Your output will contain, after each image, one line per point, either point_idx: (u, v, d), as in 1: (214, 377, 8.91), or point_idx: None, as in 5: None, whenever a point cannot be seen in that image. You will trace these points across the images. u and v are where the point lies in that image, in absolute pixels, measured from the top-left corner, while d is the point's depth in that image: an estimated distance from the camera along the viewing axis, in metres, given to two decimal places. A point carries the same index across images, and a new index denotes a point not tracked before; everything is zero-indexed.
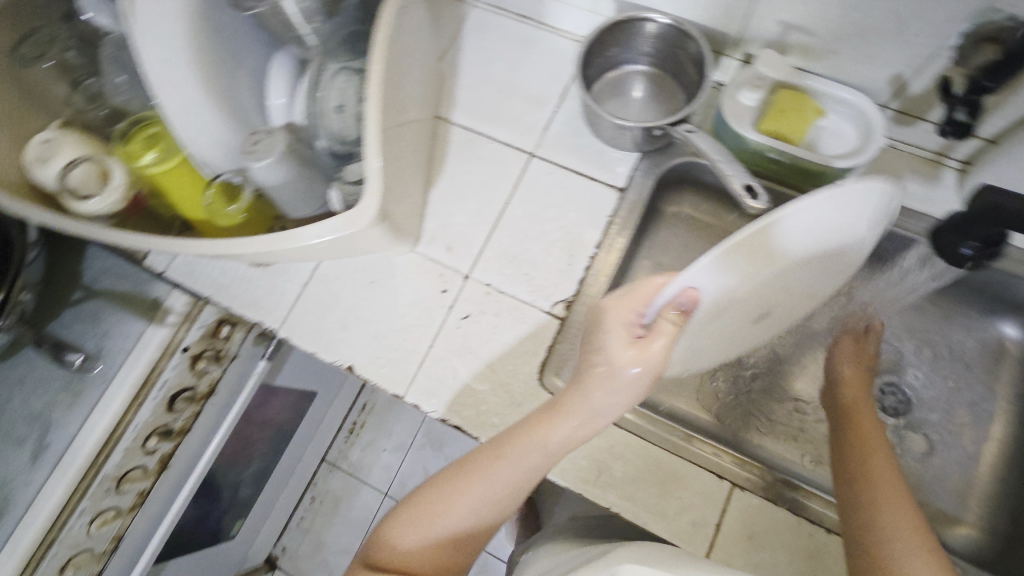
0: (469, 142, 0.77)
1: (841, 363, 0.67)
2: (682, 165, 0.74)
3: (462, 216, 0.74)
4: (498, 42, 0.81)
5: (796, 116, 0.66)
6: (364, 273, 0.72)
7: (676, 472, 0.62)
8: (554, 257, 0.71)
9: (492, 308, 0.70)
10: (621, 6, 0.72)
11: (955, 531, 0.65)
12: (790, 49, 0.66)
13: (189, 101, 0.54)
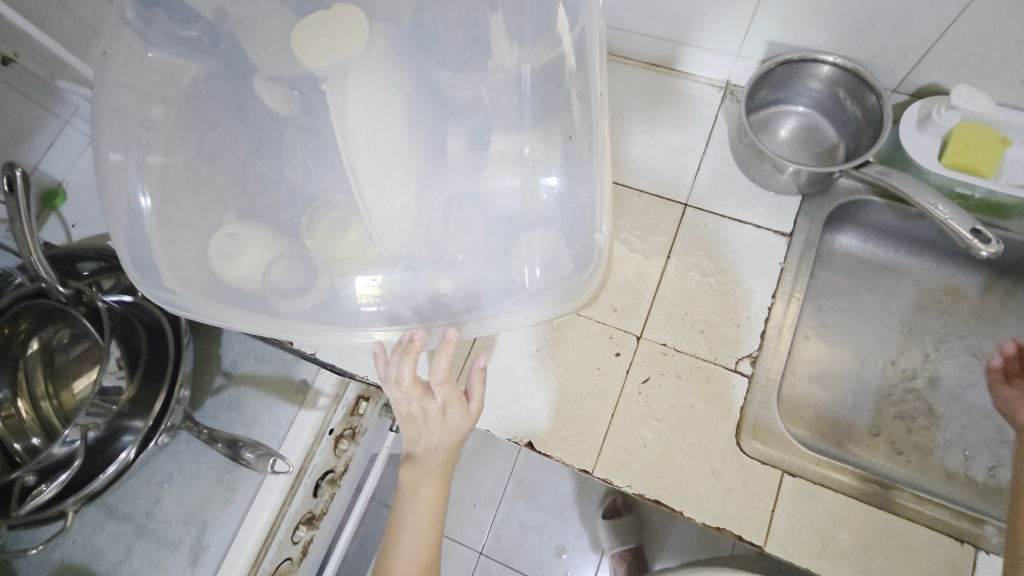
0: (618, 196, 0.75)
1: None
2: (847, 205, 0.72)
3: (623, 273, 0.71)
4: (630, 92, 0.80)
5: (982, 149, 0.64)
6: (530, 342, 0.69)
7: (910, 538, 0.58)
8: (728, 308, 0.68)
9: (671, 369, 0.66)
10: (774, 47, 0.71)
11: None
12: (967, 83, 0.64)
13: (384, 168, 0.54)
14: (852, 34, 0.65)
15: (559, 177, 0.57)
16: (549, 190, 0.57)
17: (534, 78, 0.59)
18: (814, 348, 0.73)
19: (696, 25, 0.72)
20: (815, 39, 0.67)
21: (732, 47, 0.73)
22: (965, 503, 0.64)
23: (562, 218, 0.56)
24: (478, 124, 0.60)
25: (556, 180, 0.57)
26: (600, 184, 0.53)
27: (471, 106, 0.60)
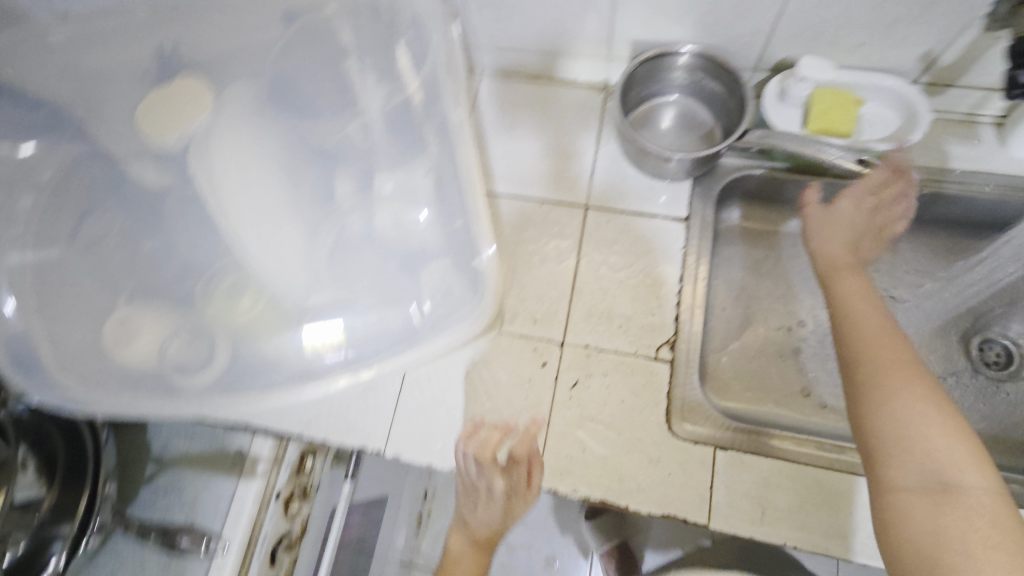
0: (521, 209, 0.76)
1: (824, 229, 0.62)
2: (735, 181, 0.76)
3: (538, 283, 0.72)
4: (516, 106, 0.82)
5: (840, 111, 0.68)
6: (457, 368, 0.69)
7: (839, 487, 0.61)
8: (641, 300, 0.71)
9: (597, 368, 0.68)
10: (639, 45, 0.74)
11: None
12: (814, 52, 0.69)
13: (264, 224, 0.52)
14: (704, 22, 0.68)
15: (437, 206, 0.55)
16: (427, 222, 0.55)
17: (398, 110, 0.59)
18: (731, 322, 0.76)
19: (564, 35, 0.75)
20: (673, 31, 0.71)
21: (602, 49, 0.76)
22: None
23: (446, 248, 0.53)
24: (351, 164, 0.58)
25: (431, 211, 0.55)
26: (475, 207, 0.52)
27: (342, 148, 0.59)
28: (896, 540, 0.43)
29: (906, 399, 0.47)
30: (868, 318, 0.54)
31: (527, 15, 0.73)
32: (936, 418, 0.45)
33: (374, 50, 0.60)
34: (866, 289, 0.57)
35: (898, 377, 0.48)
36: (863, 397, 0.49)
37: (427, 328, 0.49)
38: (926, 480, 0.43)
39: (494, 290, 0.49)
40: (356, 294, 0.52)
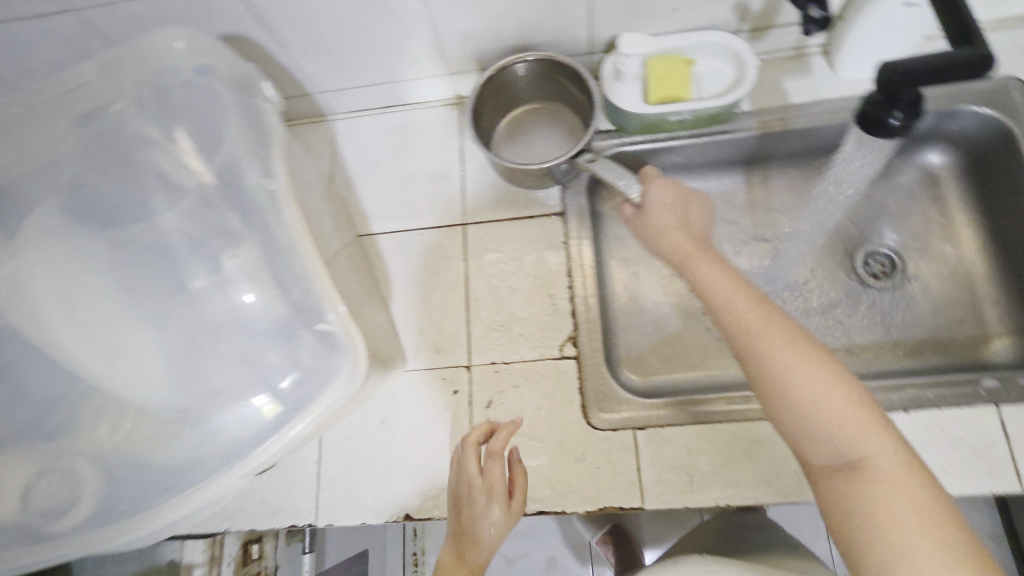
0: (401, 242, 0.75)
1: (659, 229, 0.58)
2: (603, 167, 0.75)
3: (433, 312, 0.71)
4: (374, 140, 0.80)
5: (675, 76, 0.69)
6: (371, 418, 0.68)
7: (756, 436, 0.62)
8: (536, 304, 0.70)
9: (508, 382, 0.67)
10: (472, 54, 0.73)
11: (995, 347, 0.69)
12: (637, 25, 0.70)
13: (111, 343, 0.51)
14: (524, 21, 0.68)
15: (266, 282, 0.53)
16: (258, 301, 0.53)
17: (220, 185, 0.55)
18: (634, 302, 0.78)
19: (398, 61, 0.73)
20: (499, 35, 0.70)
21: (439, 66, 0.75)
22: None
23: (284, 323, 0.52)
24: (180, 258, 0.55)
25: (256, 288, 0.53)
26: (313, 269, 0.50)
27: (171, 243, 0.55)
28: (840, 531, 0.40)
29: (807, 377, 0.43)
30: (741, 292, 0.49)
31: (353, 52, 0.71)
32: (832, 387, 0.43)
33: (182, 132, 0.55)
34: (723, 263, 0.53)
35: (795, 357, 0.44)
36: (775, 391, 0.44)
37: (299, 402, 0.49)
38: (838, 459, 0.41)
39: (359, 347, 0.49)
40: (215, 390, 0.51)
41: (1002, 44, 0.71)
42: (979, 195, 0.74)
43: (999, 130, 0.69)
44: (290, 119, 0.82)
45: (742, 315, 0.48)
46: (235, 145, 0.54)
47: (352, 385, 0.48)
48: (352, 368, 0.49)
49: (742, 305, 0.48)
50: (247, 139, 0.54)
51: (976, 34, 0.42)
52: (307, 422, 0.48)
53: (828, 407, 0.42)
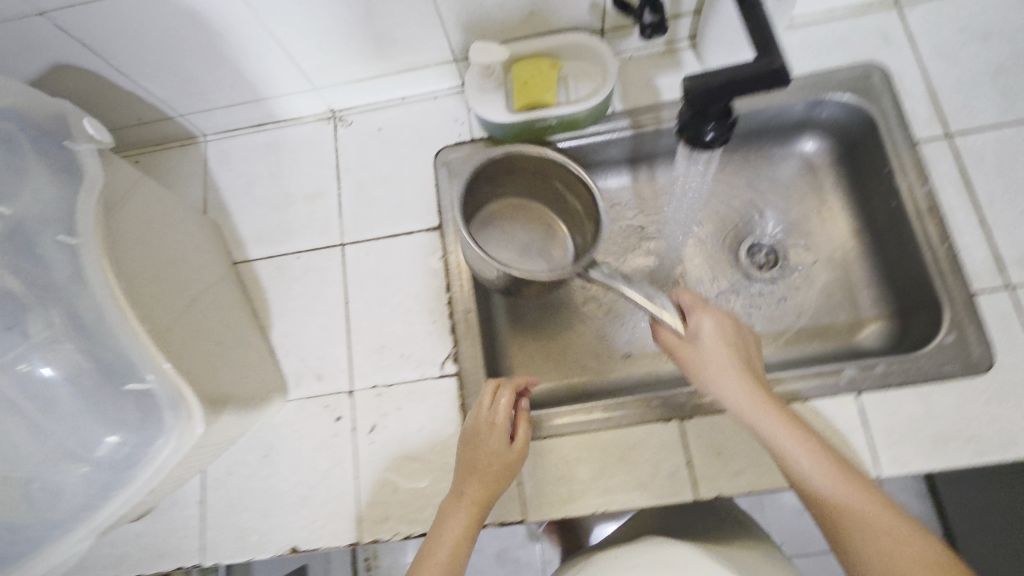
0: (278, 268, 0.73)
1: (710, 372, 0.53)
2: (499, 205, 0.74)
3: (314, 338, 0.70)
4: (248, 161, 0.77)
5: (539, 81, 0.67)
6: (254, 452, 0.67)
7: (631, 441, 0.62)
8: (416, 323, 0.69)
9: (390, 405, 0.67)
10: (334, 70, 0.70)
11: (868, 331, 0.70)
12: (497, 30, 0.68)
13: None
14: (376, 33, 0.65)
15: (66, 347, 0.48)
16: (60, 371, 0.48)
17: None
18: (526, 305, 0.75)
19: (254, 81, 0.70)
20: (355, 48, 0.67)
21: (301, 82, 0.72)
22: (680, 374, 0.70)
23: (93, 381, 0.48)
24: None
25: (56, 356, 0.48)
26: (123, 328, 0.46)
27: None
28: None
29: (859, 506, 0.44)
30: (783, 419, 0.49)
31: (203, 75, 0.67)
32: (864, 496, 0.44)
33: None
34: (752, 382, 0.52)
35: (838, 473, 0.46)
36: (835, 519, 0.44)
37: (128, 460, 0.48)
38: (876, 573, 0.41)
39: (191, 397, 0.47)
40: (33, 470, 0.48)
41: (866, 27, 0.71)
42: (853, 180, 0.74)
43: (864, 116, 0.70)
44: (158, 143, 0.79)
45: (794, 440, 0.48)
46: (35, 195, 0.49)
47: (190, 433, 0.48)
48: (184, 418, 0.48)
49: (791, 436, 0.48)
50: (54, 185, 0.50)
51: (770, 45, 0.42)
52: (147, 478, 0.48)
53: (874, 533, 0.42)
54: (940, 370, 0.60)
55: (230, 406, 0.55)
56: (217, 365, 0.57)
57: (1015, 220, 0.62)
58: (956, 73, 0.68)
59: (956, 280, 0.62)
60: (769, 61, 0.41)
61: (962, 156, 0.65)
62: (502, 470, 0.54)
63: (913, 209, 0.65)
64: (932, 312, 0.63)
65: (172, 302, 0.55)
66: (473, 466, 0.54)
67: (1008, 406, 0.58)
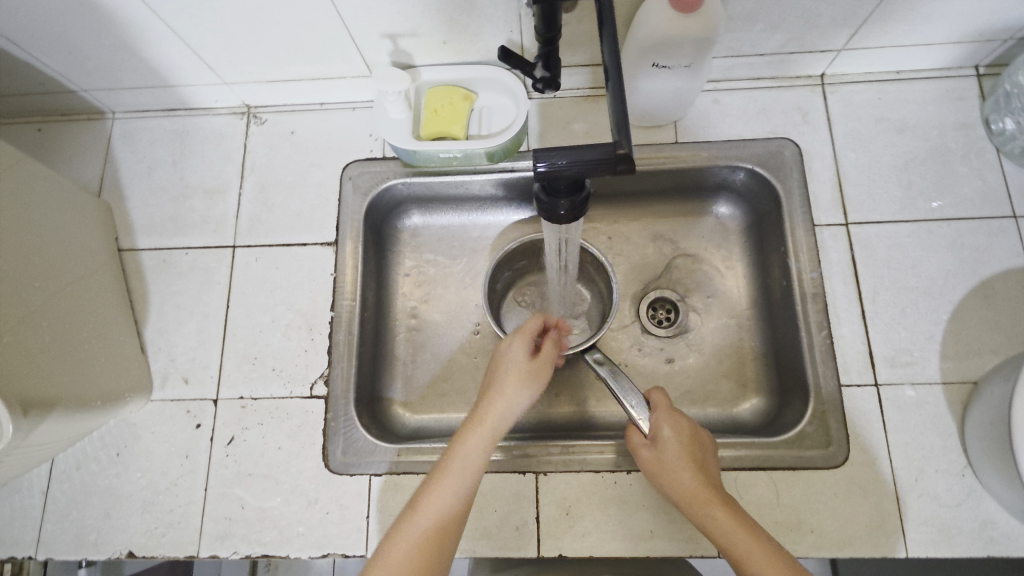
0: (165, 261, 0.71)
1: (666, 470, 0.54)
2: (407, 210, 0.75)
3: (189, 339, 0.68)
4: (154, 146, 0.75)
5: (448, 110, 0.66)
6: (107, 448, 0.65)
7: (484, 489, 0.62)
8: (294, 338, 0.68)
9: (253, 419, 0.65)
10: (245, 68, 0.68)
11: (747, 406, 0.70)
12: (413, 52, 0.66)
13: None
14: (286, 38, 0.64)
15: None
16: None
17: None
18: (419, 330, 0.74)
19: (160, 67, 0.68)
20: (266, 51, 0.66)
21: (212, 75, 0.70)
22: (554, 423, 0.69)
23: None
24: None
25: None
26: None
27: None
28: None
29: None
30: (734, 521, 0.49)
31: (104, 54, 0.65)
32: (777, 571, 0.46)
33: None
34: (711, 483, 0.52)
35: (761, 551, 0.47)
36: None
37: None
38: None
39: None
40: None
41: (786, 102, 0.71)
42: (757, 250, 0.73)
43: (771, 191, 0.69)
44: (63, 114, 0.76)
45: (726, 520, 0.50)
46: None
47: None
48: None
49: (725, 519, 0.50)
50: None
51: (619, 132, 0.42)
52: None
53: None
54: (794, 458, 0.60)
55: (66, 405, 0.55)
56: (63, 358, 0.56)
57: (892, 317, 0.63)
58: (864, 161, 0.68)
59: (826, 369, 0.62)
60: (615, 147, 0.42)
61: (854, 246, 0.66)
62: (539, 383, 0.56)
63: (800, 292, 0.65)
64: (801, 398, 0.64)
65: (13, 292, 0.54)
66: (513, 376, 0.56)
67: (853, 502, 0.59)
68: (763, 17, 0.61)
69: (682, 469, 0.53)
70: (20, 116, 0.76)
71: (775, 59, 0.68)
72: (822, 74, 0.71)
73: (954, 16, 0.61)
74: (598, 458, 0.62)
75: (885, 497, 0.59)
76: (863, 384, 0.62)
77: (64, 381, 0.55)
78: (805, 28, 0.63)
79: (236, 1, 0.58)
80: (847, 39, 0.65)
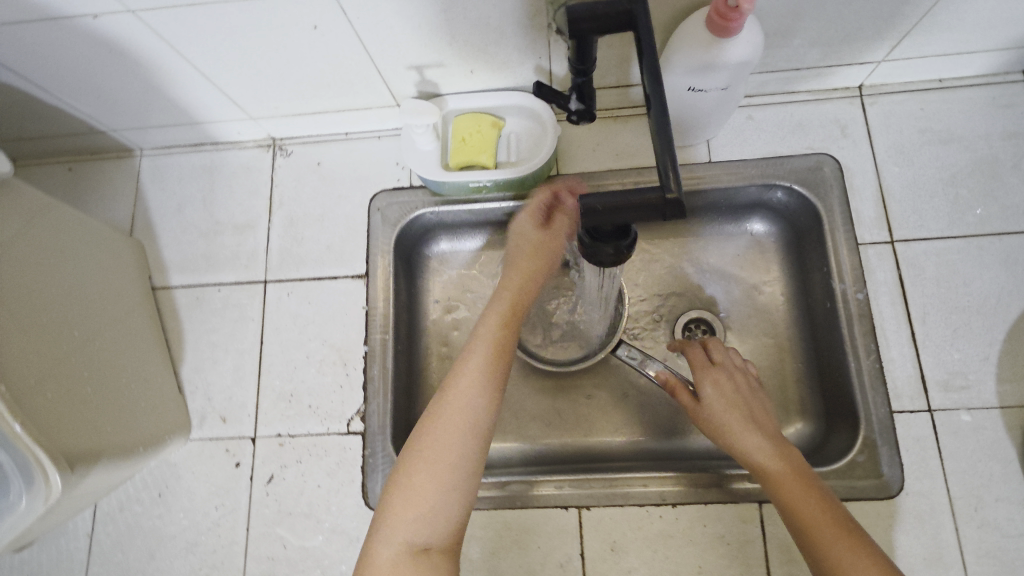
0: (198, 298, 0.71)
1: (721, 415, 0.56)
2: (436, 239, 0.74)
3: (225, 377, 0.68)
4: (183, 182, 0.75)
5: (477, 138, 0.65)
6: (149, 489, 0.65)
7: (528, 523, 0.61)
8: (329, 374, 0.67)
9: (291, 457, 0.65)
10: (272, 104, 0.68)
11: (793, 430, 0.67)
12: (440, 82, 0.65)
13: None
14: (312, 73, 0.63)
15: None
16: None
17: None
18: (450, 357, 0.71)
19: (186, 106, 0.68)
20: (293, 87, 0.65)
21: (238, 111, 0.69)
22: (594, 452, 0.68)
23: None
24: None
25: None
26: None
27: None
28: None
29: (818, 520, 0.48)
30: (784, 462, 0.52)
31: (132, 96, 0.66)
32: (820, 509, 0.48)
33: None
34: (759, 428, 0.55)
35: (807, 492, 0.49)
36: (816, 548, 0.47)
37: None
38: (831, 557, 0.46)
39: (46, 460, 0.48)
40: None
41: (823, 115, 0.69)
42: (798, 267, 0.70)
43: (811, 208, 0.67)
44: (92, 153, 0.76)
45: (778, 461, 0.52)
46: None
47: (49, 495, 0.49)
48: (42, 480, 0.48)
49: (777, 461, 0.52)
50: None
51: (665, 174, 0.41)
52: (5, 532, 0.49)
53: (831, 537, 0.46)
54: (846, 489, 0.58)
55: (109, 455, 0.55)
56: (104, 408, 0.56)
57: (944, 339, 0.61)
58: (908, 175, 0.66)
59: (876, 395, 0.60)
60: (662, 190, 0.40)
61: (901, 265, 0.64)
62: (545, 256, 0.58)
63: (845, 314, 0.63)
64: (849, 424, 0.62)
65: (55, 345, 0.54)
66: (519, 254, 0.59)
67: (909, 533, 0.57)
68: (801, 34, 0.59)
69: (733, 413, 0.56)
70: (50, 156, 0.77)
71: (812, 73, 0.66)
72: (861, 85, 0.69)
73: (1002, 25, 0.59)
74: (643, 492, 0.60)
75: (943, 527, 0.57)
76: (916, 410, 0.60)
77: (106, 432, 0.56)
78: (845, 42, 0.61)
79: (263, 41, 0.58)
80: (888, 51, 0.62)
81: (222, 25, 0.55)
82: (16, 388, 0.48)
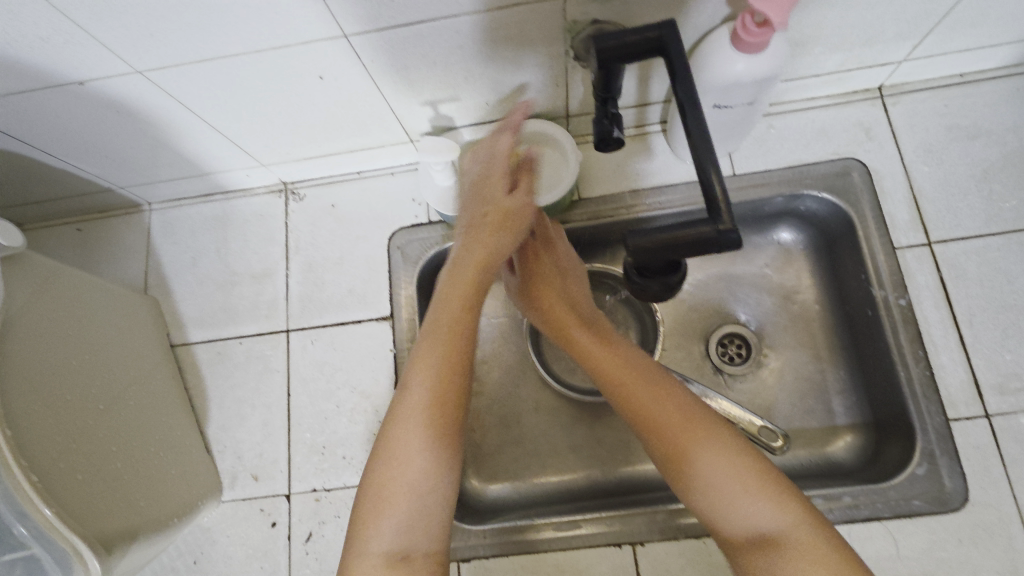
0: (221, 353, 0.69)
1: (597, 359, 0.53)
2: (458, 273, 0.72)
3: (254, 433, 0.66)
4: (194, 234, 0.73)
5: None
6: (184, 557, 0.63)
7: (582, 563, 0.59)
8: (361, 423, 0.65)
9: (329, 513, 0.63)
10: (284, 149, 0.67)
11: (840, 443, 0.64)
12: (454, 115, 0.64)
13: None
14: (324, 117, 0.62)
15: None
16: None
17: None
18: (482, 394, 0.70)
19: (195, 158, 0.66)
20: (306, 131, 0.64)
21: (248, 159, 0.68)
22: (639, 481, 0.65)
23: None
24: None
25: None
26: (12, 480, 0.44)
27: None
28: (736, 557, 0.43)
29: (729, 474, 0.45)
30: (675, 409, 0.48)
31: (140, 153, 0.64)
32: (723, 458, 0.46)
33: None
34: (635, 372, 0.51)
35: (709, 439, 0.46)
36: (716, 508, 0.45)
37: None
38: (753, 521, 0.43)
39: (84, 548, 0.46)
40: None
41: (845, 119, 0.67)
42: (830, 275, 0.68)
43: (843, 215, 0.65)
44: (100, 211, 0.75)
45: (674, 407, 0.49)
46: None
47: None
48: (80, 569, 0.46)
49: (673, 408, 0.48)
50: None
51: (716, 206, 0.39)
52: None
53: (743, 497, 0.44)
54: (908, 504, 0.56)
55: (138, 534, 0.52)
56: (134, 483, 0.54)
57: (994, 340, 0.60)
58: (939, 174, 0.65)
59: (929, 404, 0.58)
60: (714, 222, 0.39)
61: (941, 267, 0.62)
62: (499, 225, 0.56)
63: (889, 322, 0.61)
64: (902, 436, 0.59)
65: (81, 422, 0.52)
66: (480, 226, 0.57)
67: (980, 546, 0.55)
68: (822, 41, 0.58)
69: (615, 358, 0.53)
70: (58, 218, 0.75)
71: (833, 78, 0.65)
72: (881, 86, 0.68)
73: None
74: (699, 524, 0.57)
75: (1015, 538, 0.55)
76: (974, 417, 0.58)
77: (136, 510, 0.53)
78: (866, 46, 0.60)
79: (274, 90, 0.56)
80: (910, 51, 0.61)
81: (233, 77, 0.54)
82: (44, 475, 0.46)
